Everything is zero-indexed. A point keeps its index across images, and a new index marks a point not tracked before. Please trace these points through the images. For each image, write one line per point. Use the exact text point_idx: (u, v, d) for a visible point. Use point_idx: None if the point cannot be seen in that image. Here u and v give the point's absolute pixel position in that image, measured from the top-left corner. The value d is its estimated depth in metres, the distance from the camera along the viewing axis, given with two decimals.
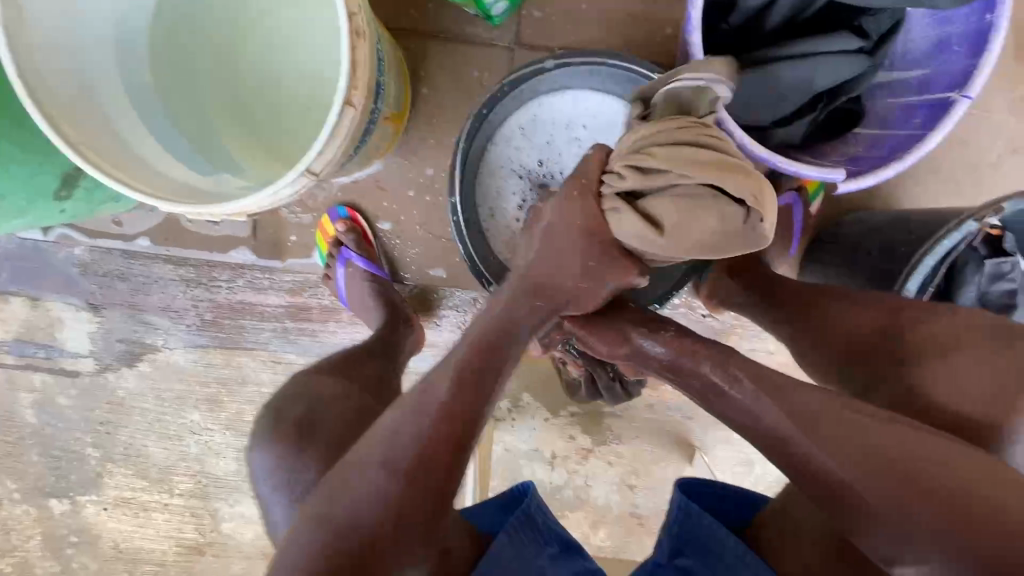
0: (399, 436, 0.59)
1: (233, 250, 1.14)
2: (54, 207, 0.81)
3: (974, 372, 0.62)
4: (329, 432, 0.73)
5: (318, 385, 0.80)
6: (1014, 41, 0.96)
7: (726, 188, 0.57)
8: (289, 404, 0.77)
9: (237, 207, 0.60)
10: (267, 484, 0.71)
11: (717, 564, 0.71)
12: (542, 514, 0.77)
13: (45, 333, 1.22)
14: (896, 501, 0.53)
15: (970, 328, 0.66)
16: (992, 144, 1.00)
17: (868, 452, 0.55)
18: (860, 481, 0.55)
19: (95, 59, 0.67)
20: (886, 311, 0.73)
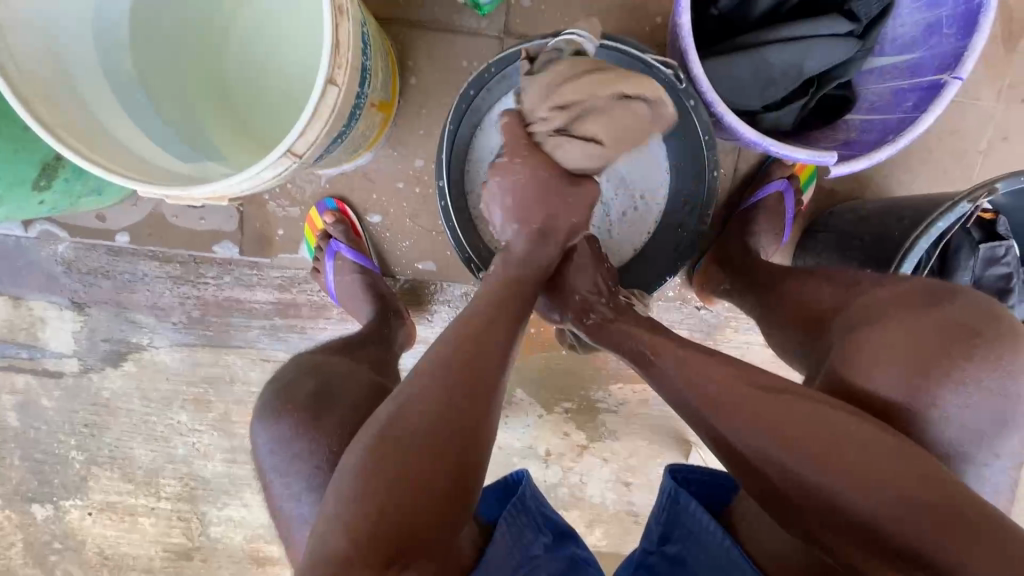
0: (428, 385, 0.58)
1: (219, 245, 1.12)
2: (34, 198, 0.80)
3: (907, 340, 0.60)
4: (340, 407, 0.72)
5: (327, 363, 0.80)
6: (1003, 28, 0.97)
7: (637, 91, 0.66)
8: (301, 377, 0.76)
9: (218, 189, 0.58)
10: (280, 455, 0.70)
11: (701, 556, 0.70)
12: (536, 501, 0.76)
13: (28, 332, 1.20)
14: (842, 498, 0.55)
15: (905, 295, 0.64)
16: (982, 131, 1.00)
17: (819, 451, 0.57)
18: (809, 479, 0.57)
19: (74, 42, 0.66)
20: (839, 288, 0.71)
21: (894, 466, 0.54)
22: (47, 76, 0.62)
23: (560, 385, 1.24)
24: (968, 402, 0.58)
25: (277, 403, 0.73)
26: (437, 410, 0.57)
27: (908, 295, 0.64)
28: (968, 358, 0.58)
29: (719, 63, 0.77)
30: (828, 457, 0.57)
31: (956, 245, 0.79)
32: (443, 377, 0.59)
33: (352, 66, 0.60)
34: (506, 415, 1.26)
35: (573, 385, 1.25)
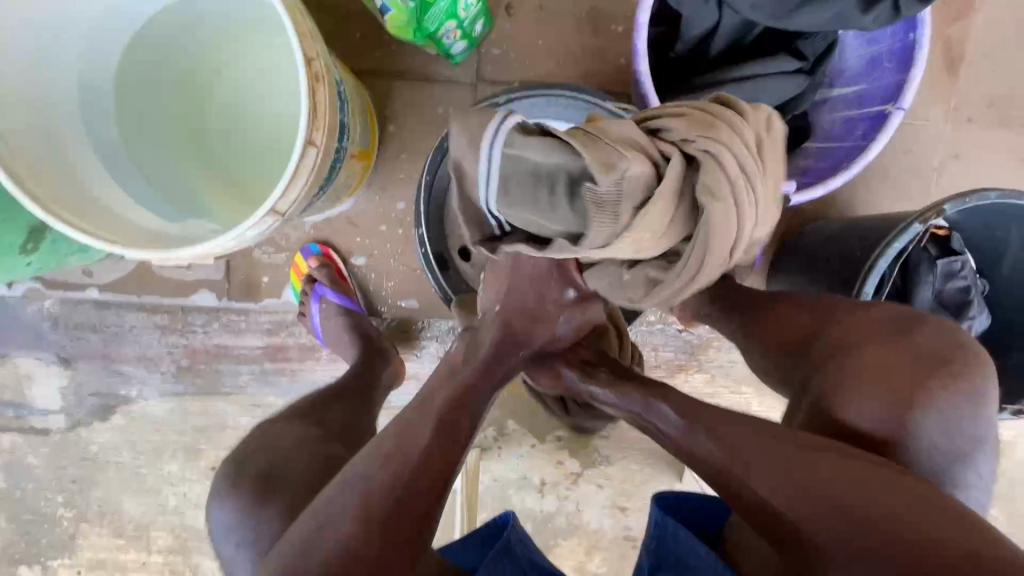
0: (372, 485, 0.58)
1: (196, 292, 1.13)
2: (21, 260, 0.80)
3: (879, 362, 0.66)
4: (291, 482, 0.70)
5: (281, 433, 0.77)
6: (946, 54, 1.03)
7: None
8: (250, 455, 0.74)
9: (204, 250, 0.61)
10: (228, 542, 0.67)
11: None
12: (521, 546, 0.76)
13: (14, 391, 1.19)
14: (814, 521, 0.58)
15: (876, 319, 0.70)
16: (935, 151, 1.06)
17: (791, 469, 0.60)
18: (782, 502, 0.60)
19: (59, 113, 0.68)
20: (819, 313, 0.75)
21: (860, 491, 0.57)
22: (35, 148, 0.64)
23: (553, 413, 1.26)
24: (938, 424, 0.63)
25: (229, 482, 0.71)
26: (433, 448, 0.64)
27: (874, 324, 0.69)
28: (943, 387, 0.64)
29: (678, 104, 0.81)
30: (814, 503, 0.58)
31: (915, 262, 0.82)
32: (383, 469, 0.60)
33: (329, 126, 0.63)
34: (499, 446, 1.27)
35: None
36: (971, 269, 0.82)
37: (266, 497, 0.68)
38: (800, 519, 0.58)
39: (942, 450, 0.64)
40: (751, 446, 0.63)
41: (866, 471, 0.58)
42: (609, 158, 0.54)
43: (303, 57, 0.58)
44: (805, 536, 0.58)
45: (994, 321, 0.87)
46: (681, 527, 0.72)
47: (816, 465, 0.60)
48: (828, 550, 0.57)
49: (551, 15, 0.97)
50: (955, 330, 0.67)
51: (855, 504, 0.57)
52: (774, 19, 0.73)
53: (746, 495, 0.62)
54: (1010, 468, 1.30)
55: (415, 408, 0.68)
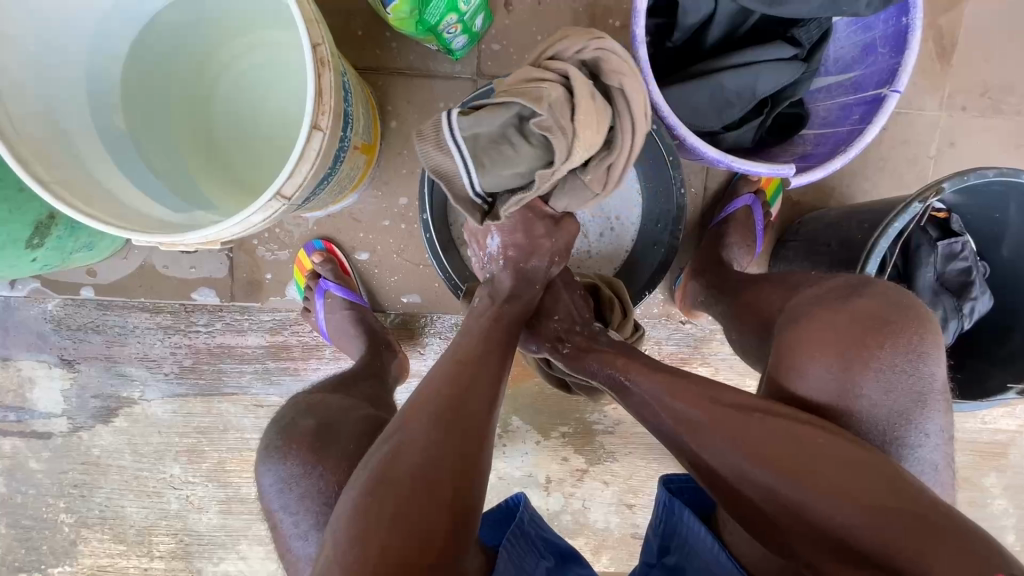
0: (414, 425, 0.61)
1: (195, 291, 1.11)
2: (26, 255, 0.81)
3: (822, 328, 0.67)
4: (340, 445, 0.74)
5: (325, 401, 0.83)
6: (939, 44, 1.04)
7: None
8: (300, 416, 0.79)
9: (210, 233, 0.61)
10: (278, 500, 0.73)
11: (697, 559, 0.72)
12: (534, 526, 0.77)
13: (15, 394, 1.19)
14: (790, 496, 0.60)
15: (824, 288, 0.72)
16: (930, 139, 1.07)
17: (762, 447, 0.62)
18: (758, 479, 0.61)
19: (66, 104, 0.69)
20: (782, 291, 0.78)
21: (832, 467, 0.58)
22: (41, 137, 0.65)
23: (557, 409, 1.25)
24: (891, 386, 0.65)
25: (279, 444, 0.76)
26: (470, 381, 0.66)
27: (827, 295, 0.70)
28: (884, 344, 0.65)
29: (676, 90, 0.82)
30: (788, 479, 0.60)
31: (916, 244, 0.83)
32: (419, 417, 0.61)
33: (334, 111, 0.64)
34: (503, 443, 1.26)
35: (569, 409, 1.25)
36: (973, 249, 0.82)
37: (322, 449, 0.74)
38: (746, 486, 0.62)
39: (899, 411, 0.65)
40: (697, 415, 0.66)
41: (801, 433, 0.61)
42: (538, 91, 0.62)
43: (309, 42, 0.58)
44: (742, 495, 0.63)
45: (993, 303, 0.88)
46: (684, 508, 0.76)
47: (758, 431, 0.62)
48: (764, 509, 0.62)
49: (548, 11, 0.99)
50: (903, 299, 0.67)
51: (789, 467, 0.60)
52: (769, 4, 0.75)
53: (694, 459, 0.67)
54: (1013, 456, 1.30)
55: (434, 385, 0.65)
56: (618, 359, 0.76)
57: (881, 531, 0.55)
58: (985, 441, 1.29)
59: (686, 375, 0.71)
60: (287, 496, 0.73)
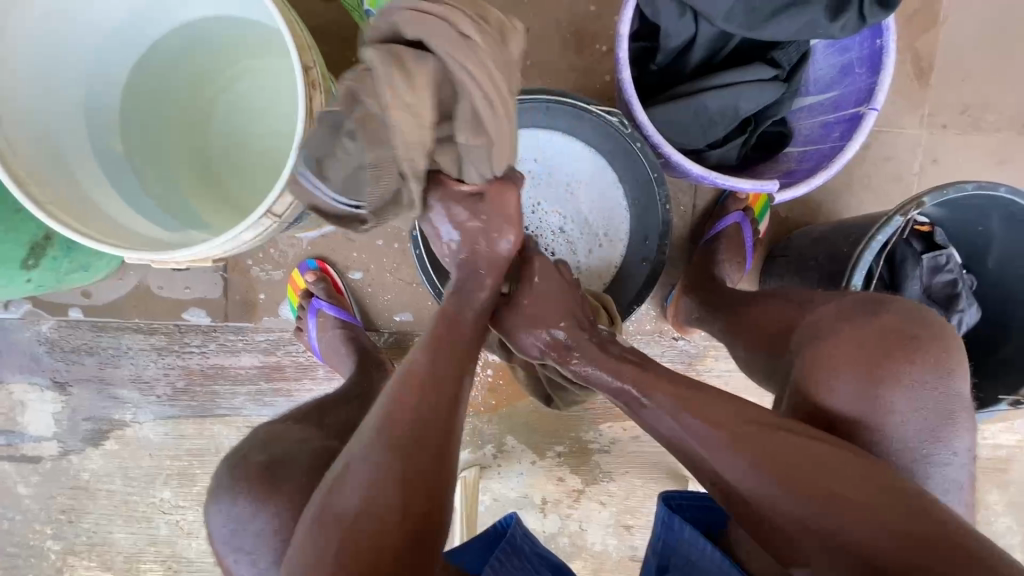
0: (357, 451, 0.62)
1: (186, 311, 1.11)
2: (21, 276, 0.82)
3: (846, 343, 0.67)
4: (288, 483, 0.73)
5: (286, 432, 0.82)
6: (918, 65, 1.08)
7: None
8: (255, 450, 0.79)
9: (201, 250, 0.62)
10: (228, 542, 0.73)
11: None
12: (529, 544, 0.77)
13: (6, 418, 1.18)
14: (809, 514, 0.59)
15: (846, 302, 0.70)
16: (913, 157, 1.09)
17: (782, 463, 0.61)
18: (776, 496, 0.61)
19: (64, 126, 0.71)
20: (792, 306, 0.77)
21: (849, 485, 0.58)
22: (38, 157, 0.67)
23: (552, 428, 1.24)
24: (916, 403, 0.64)
25: (229, 483, 0.75)
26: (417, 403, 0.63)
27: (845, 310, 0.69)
28: (911, 359, 0.65)
29: (661, 110, 0.84)
30: (807, 497, 0.59)
31: (902, 257, 0.84)
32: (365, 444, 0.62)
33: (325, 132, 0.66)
34: (498, 464, 1.24)
35: (564, 427, 1.24)
36: (958, 261, 0.84)
37: (272, 486, 0.73)
38: (764, 505, 0.61)
39: (924, 429, 0.65)
40: (710, 422, 0.66)
41: (816, 448, 0.61)
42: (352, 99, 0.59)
43: (300, 66, 0.60)
44: (746, 504, 0.63)
45: (982, 315, 0.89)
46: (685, 525, 0.75)
47: (772, 442, 0.62)
48: (781, 529, 0.60)
49: (537, 37, 1.02)
50: (923, 314, 0.68)
51: (799, 480, 0.60)
52: (748, 29, 0.78)
53: (701, 466, 0.66)
54: (1015, 472, 1.28)
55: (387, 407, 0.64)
56: (631, 369, 0.73)
57: (887, 548, 0.54)
58: (986, 457, 1.28)
59: (701, 388, 0.70)
60: (239, 537, 0.72)
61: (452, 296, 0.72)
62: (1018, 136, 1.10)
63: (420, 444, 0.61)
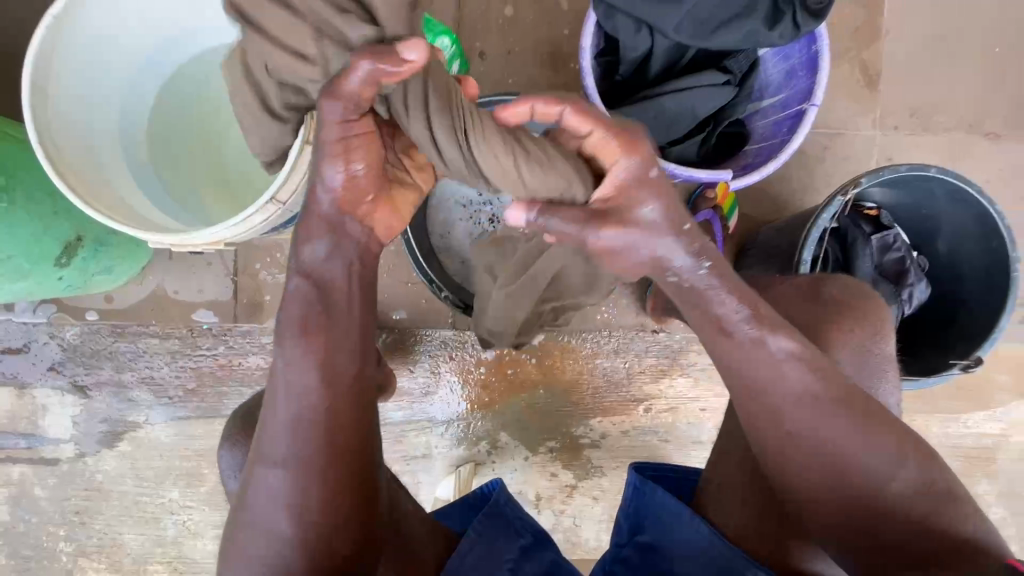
0: (267, 483, 0.65)
1: (195, 313, 1.20)
2: (54, 273, 0.92)
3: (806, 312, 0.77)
4: None
5: None
6: (867, 72, 1.18)
7: None
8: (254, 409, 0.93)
9: (214, 234, 0.71)
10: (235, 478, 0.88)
11: (669, 533, 0.77)
12: (512, 510, 0.83)
13: (28, 421, 1.25)
14: (850, 492, 0.66)
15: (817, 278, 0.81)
16: (870, 156, 1.18)
17: (845, 450, 0.65)
18: (832, 475, 0.66)
19: (101, 137, 0.82)
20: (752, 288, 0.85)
21: (889, 473, 0.65)
22: (78, 161, 0.78)
23: (544, 424, 1.29)
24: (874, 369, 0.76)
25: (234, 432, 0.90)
26: (304, 430, 0.65)
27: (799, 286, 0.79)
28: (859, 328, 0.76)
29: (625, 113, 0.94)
30: (855, 478, 0.66)
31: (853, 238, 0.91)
32: (277, 475, 0.65)
33: (324, 131, 0.75)
34: (493, 460, 1.29)
35: (555, 423, 1.29)
36: (904, 241, 0.91)
37: None
38: (820, 479, 0.66)
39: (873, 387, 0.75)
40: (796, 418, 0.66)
41: (879, 448, 0.66)
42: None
43: None
44: (810, 498, 0.68)
45: (935, 294, 0.95)
46: (658, 488, 0.80)
47: (853, 444, 0.65)
48: (827, 501, 0.67)
49: (518, 59, 1.14)
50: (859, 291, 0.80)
51: (857, 473, 0.66)
52: (698, 38, 0.88)
53: (773, 460, 0.69)
54: (1002, 461, 1.31)
55: (289, 433, 0.65)
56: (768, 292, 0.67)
57: (915, 531, 0.64)
58: (972, 446, 1.30)
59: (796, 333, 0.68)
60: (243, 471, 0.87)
61: (305, 295, 0.67)
62: (967, 135, 1.19)
63: (317, 460, 0.65)
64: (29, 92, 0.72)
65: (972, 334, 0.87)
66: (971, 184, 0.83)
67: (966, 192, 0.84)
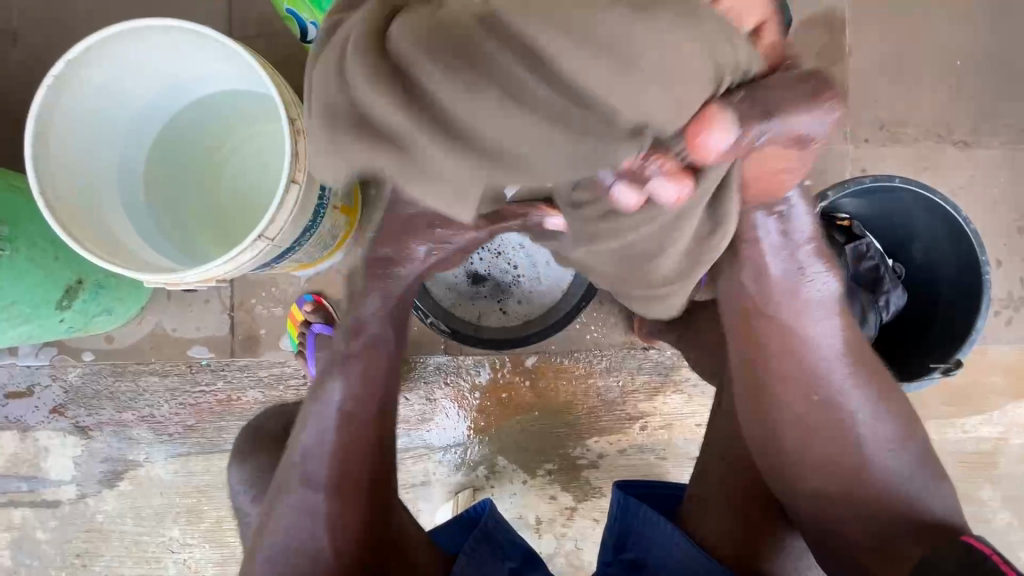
0: (301, 502, 0.82)
1: (191, 349, 1.22)
2: (55, 315, 0.95)
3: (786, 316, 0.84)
4: None
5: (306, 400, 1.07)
6: (837, 88, 1.22)
7: None
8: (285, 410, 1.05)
9: (206, 272, 0.74)
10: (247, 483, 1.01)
11: (654, 551, 0.80)
12: (503, 531, 0.85)
13: (30, 464, 1.26)
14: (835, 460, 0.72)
15: None
16: (845, 168, 1.22)
17: (833, 422, 0.72)
18: (822, 444, 0.73)
19: (100, 184, 0.86)
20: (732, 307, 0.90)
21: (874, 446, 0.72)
22: (77, 209, 0.81)
23: (540, 446, 1.30)
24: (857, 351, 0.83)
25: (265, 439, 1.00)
26: (339, 456, 0.83)
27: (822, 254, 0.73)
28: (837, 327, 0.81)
29: None
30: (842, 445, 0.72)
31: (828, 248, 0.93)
32: (313, 491, 0.82)
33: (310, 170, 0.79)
34: (491, 485, 1.29)
35: (552, 445, 1.30)
36: (878, 250, 0.94)
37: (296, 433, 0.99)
38: (814, 441, 0.73)
39: None
40: (810, 410, 0.73)
41: (873, 432, 0.72)
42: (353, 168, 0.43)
43: (287, 117, 0.74)
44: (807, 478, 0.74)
45: (914, 300, 0.97)
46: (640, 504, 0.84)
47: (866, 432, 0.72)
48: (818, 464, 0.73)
49: None
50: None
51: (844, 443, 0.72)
52: None
53: (778, 452, 0.76)
54: (1003, 466, 1.30)
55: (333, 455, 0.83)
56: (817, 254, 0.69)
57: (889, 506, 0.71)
58: (971, 451, 1.30)
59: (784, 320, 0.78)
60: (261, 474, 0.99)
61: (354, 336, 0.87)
62: (937, 144, 1.22)
63: (348, 481, 0.83)
64: (32, 146, 0.76)
65: (948, 337, 0.88)
66: (936, 192, 0.86)
67: (931, 200, 0.87)
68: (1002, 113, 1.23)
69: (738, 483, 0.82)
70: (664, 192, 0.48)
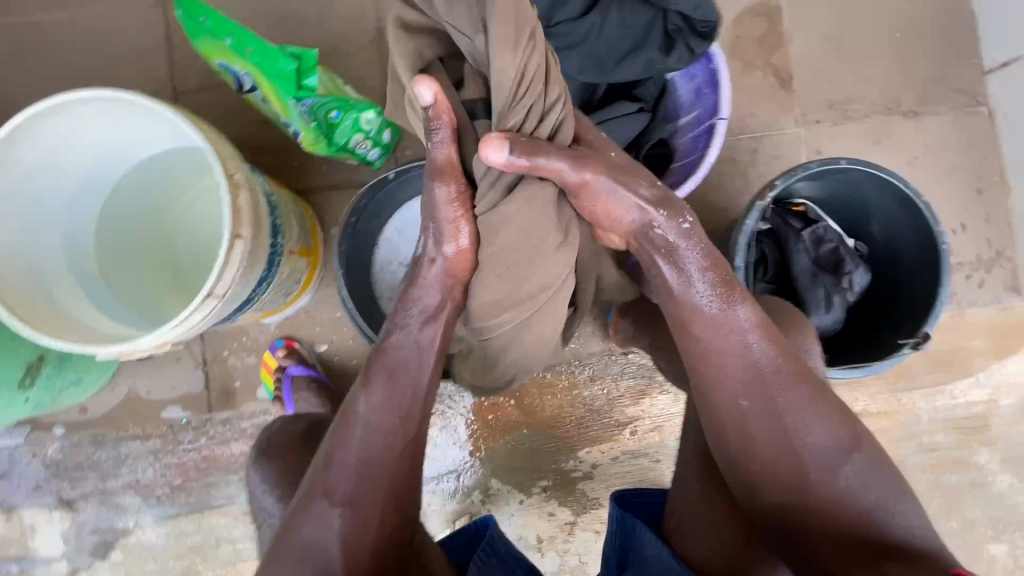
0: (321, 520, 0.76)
1: (167, 409, 1.20)
2: (19, 395, 0.93)
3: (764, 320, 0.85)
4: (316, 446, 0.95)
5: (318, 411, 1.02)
6: (780, 73, 1.23)
7: None
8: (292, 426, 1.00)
9: (157, 338, 0.73)
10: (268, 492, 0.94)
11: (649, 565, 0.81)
12: (505, 543, 0.87)
13: (19, 545, 1.24)
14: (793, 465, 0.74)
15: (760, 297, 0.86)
16: (798, 151, 1.22)
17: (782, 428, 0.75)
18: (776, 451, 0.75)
19: (45, 261, 0.85)
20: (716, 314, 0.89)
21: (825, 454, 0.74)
22: (23, 290, 0.80)
23: (534, 464, 1.28)
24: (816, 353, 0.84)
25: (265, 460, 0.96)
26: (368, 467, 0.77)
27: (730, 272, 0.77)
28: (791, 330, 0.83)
29: None
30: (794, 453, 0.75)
31: (785, 236, 0.94)
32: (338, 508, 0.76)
33: (253, 222, 0.78)
34: (488, 509, 1.28)
35: (545, 461, 1.28)
36: (836, 231, 0.93)
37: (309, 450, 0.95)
38: (772, 447, 0.75)
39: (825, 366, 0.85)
40: (755, 417, 0.75)
41: (819, 439, 0.75)
42: None
43: (222, 173, 0.73)
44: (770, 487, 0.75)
45: (878, 277, 0.97)
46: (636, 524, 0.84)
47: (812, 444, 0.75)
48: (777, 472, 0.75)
49: None
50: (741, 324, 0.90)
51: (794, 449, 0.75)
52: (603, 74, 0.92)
53: (742, 459, 0.77)
54: (997, 427, 1.29)
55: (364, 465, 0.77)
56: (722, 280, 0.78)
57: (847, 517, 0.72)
58: (963, 416, 1.30)
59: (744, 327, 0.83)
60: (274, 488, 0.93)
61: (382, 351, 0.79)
62: (886, 117, 1.23)
63: (372, 501, 0.77)
64: None
65: (913, 313, 0.89)
66: (883, 169, 0.87)
67: (879, 177, 0.88)
68: (947, 79, 1.24)
69: (704, 499, 0.82)
70: (416, 86, 0.61)
